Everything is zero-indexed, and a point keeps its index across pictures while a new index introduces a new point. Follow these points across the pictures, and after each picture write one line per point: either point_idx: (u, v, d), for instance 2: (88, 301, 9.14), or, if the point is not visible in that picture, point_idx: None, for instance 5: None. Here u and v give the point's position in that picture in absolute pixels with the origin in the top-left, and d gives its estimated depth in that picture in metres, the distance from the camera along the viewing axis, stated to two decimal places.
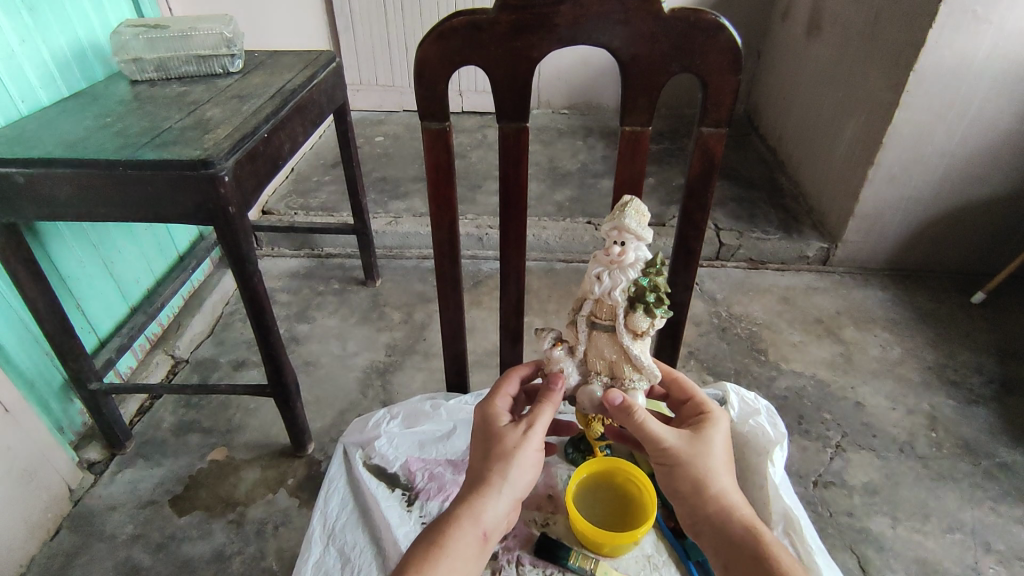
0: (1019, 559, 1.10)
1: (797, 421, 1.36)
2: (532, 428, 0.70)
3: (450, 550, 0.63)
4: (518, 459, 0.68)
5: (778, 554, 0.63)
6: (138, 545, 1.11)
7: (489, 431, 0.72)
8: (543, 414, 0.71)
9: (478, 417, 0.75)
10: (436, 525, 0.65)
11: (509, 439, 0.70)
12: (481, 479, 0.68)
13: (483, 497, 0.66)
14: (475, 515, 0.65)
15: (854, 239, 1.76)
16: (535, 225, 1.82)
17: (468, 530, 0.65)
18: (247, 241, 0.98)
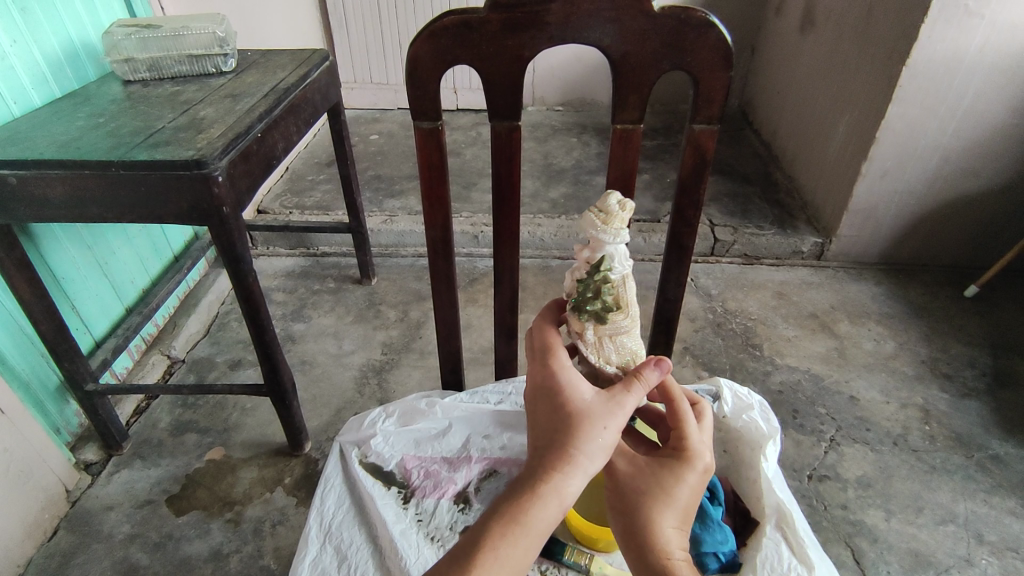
0: (1011, 550, 1.11)
1: (791, 415, 1.37)
2: (623, 405, 0.59)
3: (528, 532, 0.55)
4: (606, 436, 0.58)
5: None
6: (136, 545, 1.11)
7: (562, 399, 0.60)
8: (632, 392, 0.61)
9: (542, 378, 0.64)
10: (508, 501, 0.56)
11: (595, 412, 0.59)
12: (562, 453, 0.57)
13: (565, 473, 0.56)
14: (559, 494, 0.56)
15: (848, 233, 1.76)
16: (530, 223, 1.82)
17: (549, 508, 0.56)
18: (241, 240, 0.97)
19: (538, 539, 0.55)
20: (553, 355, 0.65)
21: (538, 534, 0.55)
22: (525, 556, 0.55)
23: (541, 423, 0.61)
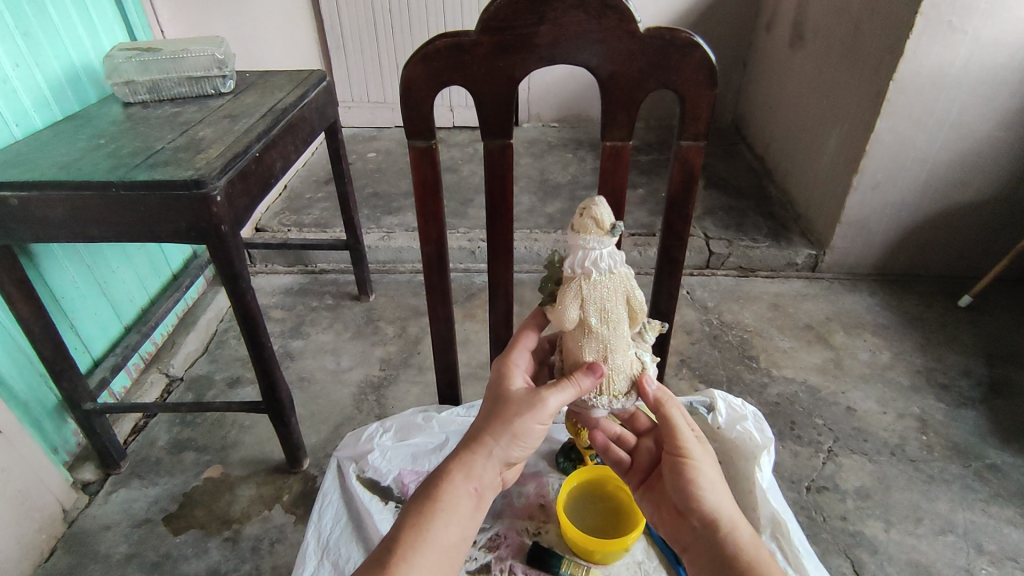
0: (1010, 560, 1.11)
1: (788, 426, 1.37)
2: (543, 400, 0.66)
3: (446, 506, 0.63)
4: (518, 425, 0.66)
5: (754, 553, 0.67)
6: (133, 565, 1.11)
7: (495, 393, 0.70)
8: (560, 390, 0.66)
9: (489, 376, 0.73)
10: (432, 481, 0.65)
11: (514, 402, 0.67)
12: (478, 437, 0.67)
13: (478, 452, 0.66)
14: (468, 470, 0.65)
15: (842, 245, 1.78)
16: (527, 238, 1.84)
17: (463, 486, 0.64)
18: (239, 258, 0.99)
19: (452, 514, 0.63)
20: (508, 351, 0.74)
21: (453, 510, 0.63)
22: (444, 528, 0.62)
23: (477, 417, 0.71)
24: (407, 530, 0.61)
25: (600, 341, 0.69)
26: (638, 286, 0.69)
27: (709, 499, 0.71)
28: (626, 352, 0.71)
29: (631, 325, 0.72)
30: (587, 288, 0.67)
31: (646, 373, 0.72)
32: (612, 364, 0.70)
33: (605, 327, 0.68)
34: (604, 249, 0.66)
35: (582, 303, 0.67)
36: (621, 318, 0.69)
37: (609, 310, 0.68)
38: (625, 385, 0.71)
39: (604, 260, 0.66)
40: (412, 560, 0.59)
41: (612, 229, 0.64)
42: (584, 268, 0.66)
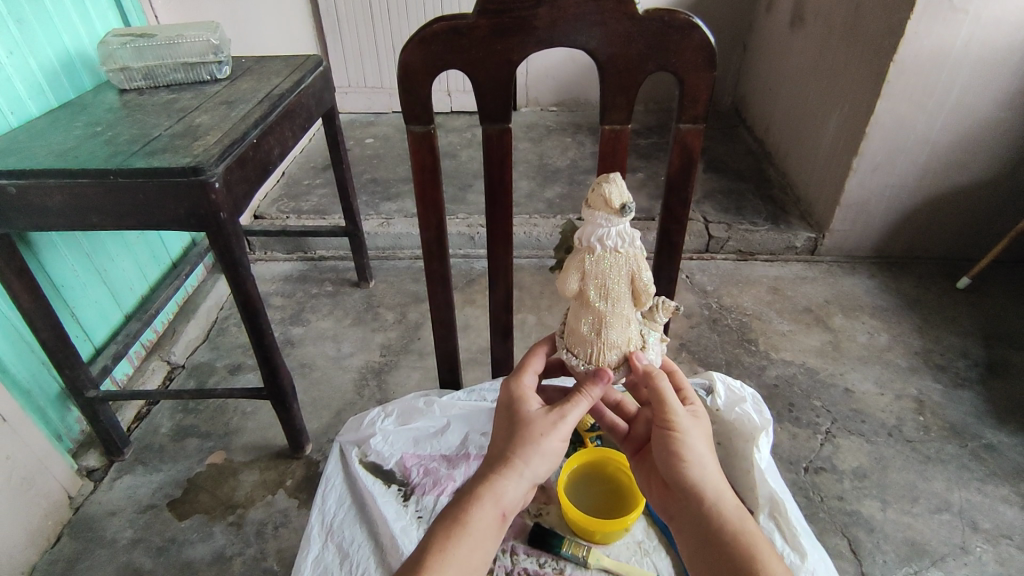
0: (1005, 537, 1.13)
1: (787, 408, 1.39)
2: (563, 418, 0.69)
3: (472, 531, 0.63)
4: (545, 443, 0.68)
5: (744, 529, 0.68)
6: (139, 549, 1.12)
7: (514, 411, 0.71)
8: (576, 405, 0.70)
9: (504, 396, 0.74)
10: (455, 505, 0.65)
11: (535, 422, 0.69)
12: (502, 459, 0.67)
13: (506, 476, 0.66)
14: (494, 493, 0.65)
15: (841, 228, 1.78)
16: (526, 223, 1.83)
17: (487, 508, 0.65)
18: (239, 246, 0.99)
19: (478, 537, 0.63)
20: (518, 373, 0.76)
21: (480, 533, 0.64)
22: (471, 552, 0.63)
23: (495, 437, 0.71)
24: (434, 557, 0.61)
25: (597, 314, 0.73)
26: (645, 268, 0.71)
27: (697, 473, 0.70)
28: (624, 328, 0.74)
29: (637, 304, 0.74)
30: (590, 263, 0.70)
31: (639, 352, 0.75)
32: (605, 337, 0.73)
33: (605, 302, 0.72)
34: (612, 228, 0.69)
35: (583, 276, 0.71)
36: (622, 296, 0.72)
37: (609, 286, 0.71)
38: (616, 359, 0.75)
39: (611, 238, 0.69)
40: None
41: (620, 209, 0.66)
42: (589, 243, 0.69)
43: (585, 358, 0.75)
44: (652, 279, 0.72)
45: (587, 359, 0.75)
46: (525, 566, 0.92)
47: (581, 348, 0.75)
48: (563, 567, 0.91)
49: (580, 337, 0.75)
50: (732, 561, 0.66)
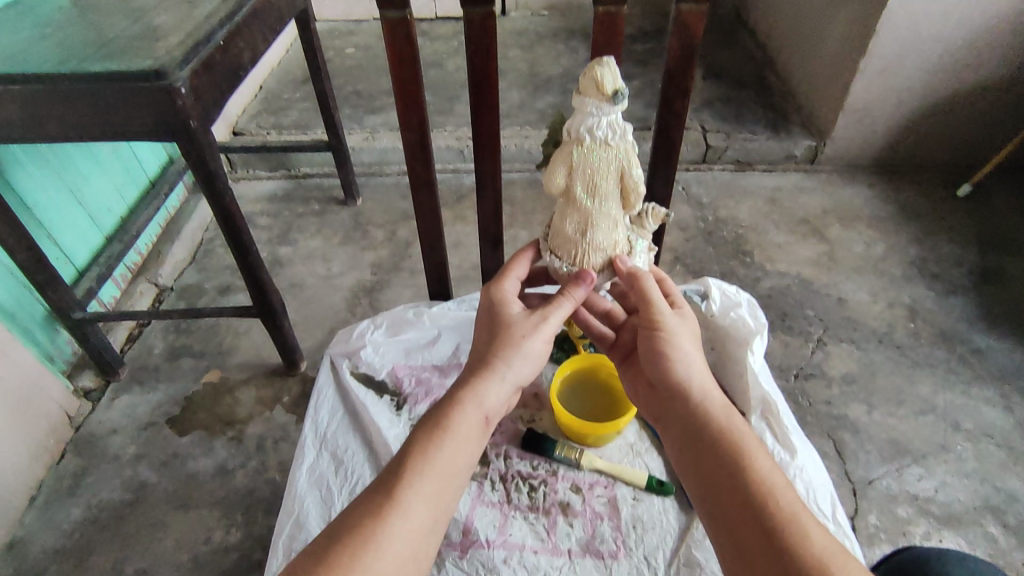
0: (985, 436, 1.16)
1: (780, 317, 1.39)
2: (545, 319, 0.70)
3: (454, 433, 0.61)
4: (526, 344, 0.68)
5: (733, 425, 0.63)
6: (143, 464, 1.15)
7: (495, 316, 0.72)
8: (559, 307, 0.71)
9: (485, 301, 0.76)
10: (437, 410, 0.63)
11: (518, 324, 0.70)
12: (484, 362, 0.67)
13: (487, 379, 0.65)
14: (476, 396, 0.64)
15: (842, 135, 1.72)
16: (517, 135, 1.76)
17: (469, 411, 0.63)
18: (213, 157, 0.94)
19: (460, 441, 0.61)
20: (500, 278, 0.77)
21: (463, 436, 0.61)
22: (454, 456, 0.60)
23: (477, 345, 0.71)
24: (413, 458, 0.59)
25: (583, 214, 0.74)
26: (636, 164, 0.72)
27: (682, 370, 0.68)
28: (610, 231, 0.76)
29: (624, 206, 0.76)
30: (578, 155, 0.70)
31: (624, 256, 0.77)
32: (590, 239, 0.75)
33: (591, 199, 0.73)
34: (603, 118, 0.68)
35: (570, 170, 0.72)
36: (610, 194, 0.73)
37: (597, 182, 0.71)
38: (600, 263, 0.77)
39: (601, 129, 0.69)
40: (420, 487, 0.57)
41: (611, 96, 0.66)
42: (579, 134, 0.69)
43: (568, 260, 0.78)
44: (641, 178, 0.73)
45: (570, 260, 0.77)
46: (518, 469, 0.94)
47: (565, 249, 0.78)
48: (555, 469, 0.94)
49: (565, 238, 0.77)
50: (719, 458, 0.61)
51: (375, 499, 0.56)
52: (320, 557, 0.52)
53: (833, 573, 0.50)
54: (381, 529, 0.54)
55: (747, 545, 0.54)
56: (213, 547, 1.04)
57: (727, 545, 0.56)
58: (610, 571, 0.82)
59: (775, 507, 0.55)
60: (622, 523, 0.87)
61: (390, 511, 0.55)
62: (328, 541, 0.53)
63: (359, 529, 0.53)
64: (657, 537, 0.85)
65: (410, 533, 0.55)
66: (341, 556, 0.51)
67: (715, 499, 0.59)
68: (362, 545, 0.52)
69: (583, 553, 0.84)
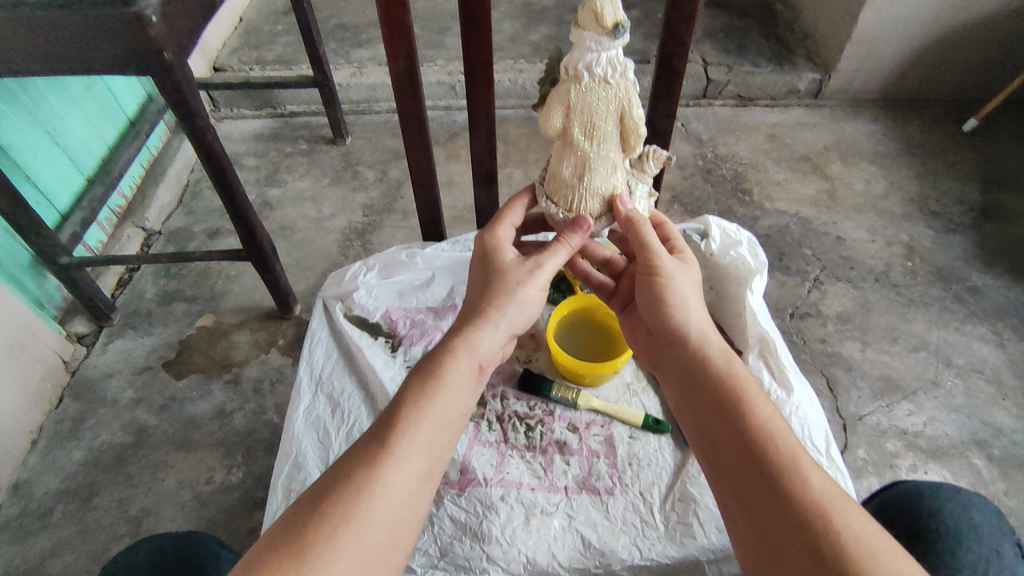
0: (976, 372, 1.18)
1: (777, 257, 1.38)
2: (540, 267, 0.69)
3: (448, 382, 0.59)
4: (520, 292, 0.67)
5: (734, 368, 0.62)
6: (141, 408, 1.15)
7: (489, 264, 0.71)
8: (554, 254, 0.70)
9: (478, 249, 0.74)
10: (429, 360, 0.61)
11: (512, 272, 0.68)
12: (478, 312, 0.66)
13: (481, 328, 0.64)
14: (470, 344, 0.63)
15: (849, 67, 1.65)
16: (511, 69, 1.68)
17: (463, 361, 0.61)
18: (191, 91, 0.89)
19: (455, 389, 0.59)
20: (493, 226, 0.76)
21: (457, 384, 0.60)
22: (449, 403, 0.58)
23: (470, 293, 0.70)
24: (407, 407, 0.56)
25: (580, 157, 0.72)
26: (636, 103, 0.69)
27: (682, 314, 0.67)
28: (609, 174, 0.74)
29: (623, 147, 0.73)
30: (575, 95, 0.67)
31: (624, 195, 0.75)
32: (587, 183, 0.73)
33: (590, 141, 0.70)
34: (602, 53, 0.65)
35: (567, 112, 0.69)
36: (609, 136, 0.70)
37: (595, 124, 0.69)
38: (597, 207, 0.75)
39: (600, 66, 0.65)
40: (414, 435, 0.55)
41: (612, 29, 0.62)
42: (576, 71, 0.66)
43: (565, 206, 0.76)
44: (642, 118, 0.70)
45: (567, 207, 0.76)
46: (515, 409, 0.95)
47: (561, 195, 0.76)
48: (552, 409, 0.95)
49: (562, 183, 0.75)
50: (717, 401, 0.59)
51: (366, 448, 0.54)
52: (311, 507, 0.50)
53: (831, 514, 0.49)
54: (374, 477, 0.51)
55: (747, 488, 0.53)
56: (216, 487, 1.06)
57: (727, 490, 0.55)
58: (606, 506, 0.84)
59: (776, 450, 0.54)
60: (618, 460, 0.88)
61: (383, 459, 0.53)
62: (319, 490, 0.51)
63: (351, 477, 0.51)
64: (652, 474, 0.86)
65: (404, 482, 0.53)
66: (333, 504, 0.50)
67: (714, 445, 0.57)
68: (355, 494, 0.50)
69: (579, 490, 0.85)
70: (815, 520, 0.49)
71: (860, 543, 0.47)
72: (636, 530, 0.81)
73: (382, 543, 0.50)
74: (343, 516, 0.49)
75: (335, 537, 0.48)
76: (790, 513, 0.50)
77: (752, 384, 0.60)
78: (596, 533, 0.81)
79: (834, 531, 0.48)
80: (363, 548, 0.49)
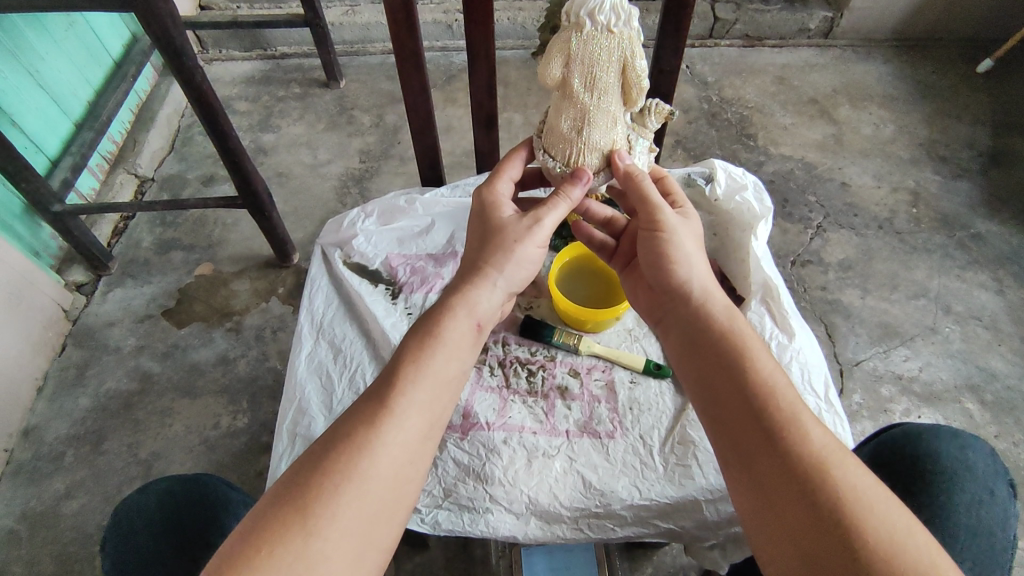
0: (974, 318, 1.18)
1: (781, 204, 1.36)
2: (539, 222, 0.67)
3: (447, 341, 0.59)
4: (519, 248, 0.66)
5: (736, 325, 0.61)
6: (145, 355, 1.16)
7: (487, 221, 0.70)
8: (554, 209, 0.69)
9: (476, 205, 0.73)
10: (427, 320, 0.61)
11: (511, 229, 0.67)
12: (476, 270, 0.65)
13: (478, 286, 0.64)
14: (470, 303, 0.63)
15: (862, 5, 1.58)
16: (510, 7, 1.61)
17: (461, 320, 0.61)
18: (177, 28, 0.85)
19: (455, 349, 0.59)
20: (492, 180, 0.74)
21: (457, 344, 0.60)
22: (450, 363, 0.58)
23: (468, 251, 0.69)
24: (407, 366, 0.56)
25: (579, 109, 0.70)
26: (639, 55, 0.67)
27: (683, 271, 0.66)
28: (608, 129, 0.72)
29: (625, 100, 0.71)
30: (576, 43, 0.66)
31: (623, 151, 0.73)
32: (587, 137, 0.71)
33: (591, 93, 0.68)
34: (605, 1, 0.64)
35: (568, 61, 0.67)
36: (610, 88, 0.68)
37: (597, 74, 0.67)
38: (596, 162, 0.73)
39: (604, 13, 0.64)
40: (414, 394, 0.55)
41: None
42: (579, 18, 0.65)
43: (563, 160, 0.74)
44: (645, 71, 0.68)
45: (565, 160, 0.74)
46: (516, 355, 0.96)
47: (559, 149, 0.74)
48: (554, 355, 0.96)
49: (560, 136, 0.73)
50: (719, 358, 0.59)
51: (365, 408, 0.54)
52: (314, 464, 0.50)
53: (830, 466, 0.50)
54: (375, 435, 0.52)
55: (747, 442, 0.54)
56: (223, 431, 1.08)
57: (726, 444, 0.56)
58: (607, 449, 0.85)
59: (776, 405, 0.54)
60: (619, 405, 0.90)
61: (384, 418, 0.53)
62: (321, 448, 0.52)
63: (352, 436, 0.52)
64: (652, 418, 0.88)
65: (405, 439, 0.53)
66: (335, 462, 0.50)
67: (715, 401, 0.58)
68: (357, 452, 0.51)
69: (581, 434, 0.87)
70: (811, 472, 0.50)
71: (858, 496, 0.48)
72: (635, 471, 0.83)
73: (386, 498, 0.51)
74: (345, 473, 0.50)
75: (338, 493, 0.49)
76: (787, 465, 0.51)
77: (753, 340, 0.60)
78: (597, 475, 0.83)
79: (831, 484, 0.49)
80: (367, 504, 0.49)
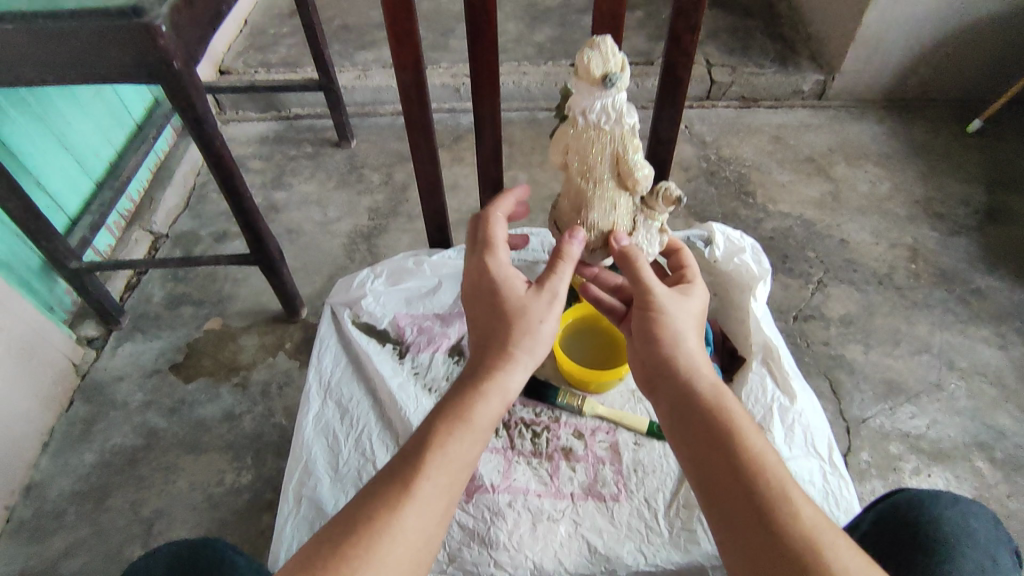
0: (978, 374, 1.18)
1: (781, 260, 1.38)
2: (557, 295, 0.68)
3: (477, 427, 0.60)
4: (543, 328, 0.66)
5: (727, 402, 0.62)
6: (152, 410, 1.17)
7: (499, 293, 0.68)
8: (561, 273, 0.69)
9: (479, 272, 0.71)
10: (460, 396, 0.62)
11: (533, 306, 0.67)
12: (500, 350, 0.65)
13: (510, 369, 0.64)
14: (504, 389, 0.63)
15: (852, 69, 1.65)
16: (513, 71, 1.68)
17: (495, 403, 0.62)
18: (200, 100, 0.90)
19: (483, 433, 0.60)
20: (491, 248, 0.72)
21: (483, 426, 0.61)
22: (475, 447, 0.59)
23: (483, 324, 0.68)
24: (433, 450, 0.57)
25: (578, 192, 0.75)
26: (636, 148, 0.71)
27: (682, 347, 0.67)
28: (606, 212, 0.75)
29: (622, 185, 0.74)
30: (572, 137, 0.71)
31: (621, 232, 0.76)
32: (585, 219, 0.75)
33: (588, 179, 0.73)
34: (597, 102, 0.67)
35: (566, 151, 0.72)
36: (604, 176, 0.72)
37: (591, 166, 0.71)
38: (596, 239, 0.77)
39: (595, 112, 0.68)
40: (431, 477, 0.56)
41: (601, 81, 0.65)
42: (574, 114, 0.69)
43: None
44: (643, 163, 0.72)
45: None
46: (521, 416, 0.96)
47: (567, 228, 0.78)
48: (558, 416, 0.96)
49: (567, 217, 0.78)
50: (711, 436, 0.59)
51: (385, 492, 0.55)
52: (335, 549, 0.51)
53: (821, 549, 0.50)
54: (395, 519, 0.53)
55: (742, 524, 0.54)
56: (226, 488, 1.07)
57: (719, 523, 0.56)
58: (612, 512, 0.85)
59: (766, 485, 0.55)
60: (624, 467, 0.89)
61: (406, 502, 0.54)
62: (345, 531, 0.52)
63: (372, 519, 0.52)
64: (657, 480, 0.87)
65: (425, 523, 0.54)
66: (354, 547, 0.51)
67: (706, 478, 0.58)
68: (380, 536, 0.52)
69: (586, 496, 0.86)
70: (809, 559, 0.50)
71: None
72: (640, 535, 0.82)
73: None
74: (367, 558, 0.50)
75: None
76: (783, 551, 0.51)
77: (748, 420, 0.61)
78: (602, 539, 0.82)
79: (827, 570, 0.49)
80: None
